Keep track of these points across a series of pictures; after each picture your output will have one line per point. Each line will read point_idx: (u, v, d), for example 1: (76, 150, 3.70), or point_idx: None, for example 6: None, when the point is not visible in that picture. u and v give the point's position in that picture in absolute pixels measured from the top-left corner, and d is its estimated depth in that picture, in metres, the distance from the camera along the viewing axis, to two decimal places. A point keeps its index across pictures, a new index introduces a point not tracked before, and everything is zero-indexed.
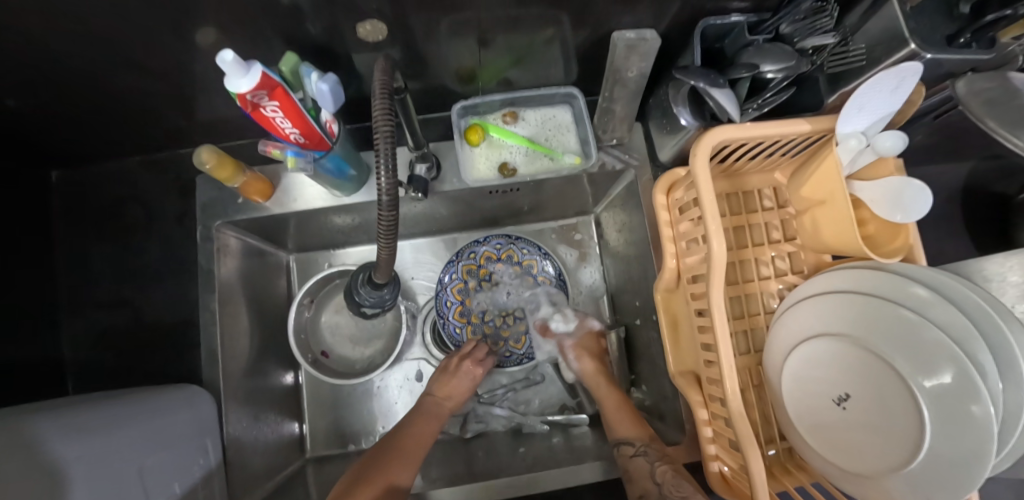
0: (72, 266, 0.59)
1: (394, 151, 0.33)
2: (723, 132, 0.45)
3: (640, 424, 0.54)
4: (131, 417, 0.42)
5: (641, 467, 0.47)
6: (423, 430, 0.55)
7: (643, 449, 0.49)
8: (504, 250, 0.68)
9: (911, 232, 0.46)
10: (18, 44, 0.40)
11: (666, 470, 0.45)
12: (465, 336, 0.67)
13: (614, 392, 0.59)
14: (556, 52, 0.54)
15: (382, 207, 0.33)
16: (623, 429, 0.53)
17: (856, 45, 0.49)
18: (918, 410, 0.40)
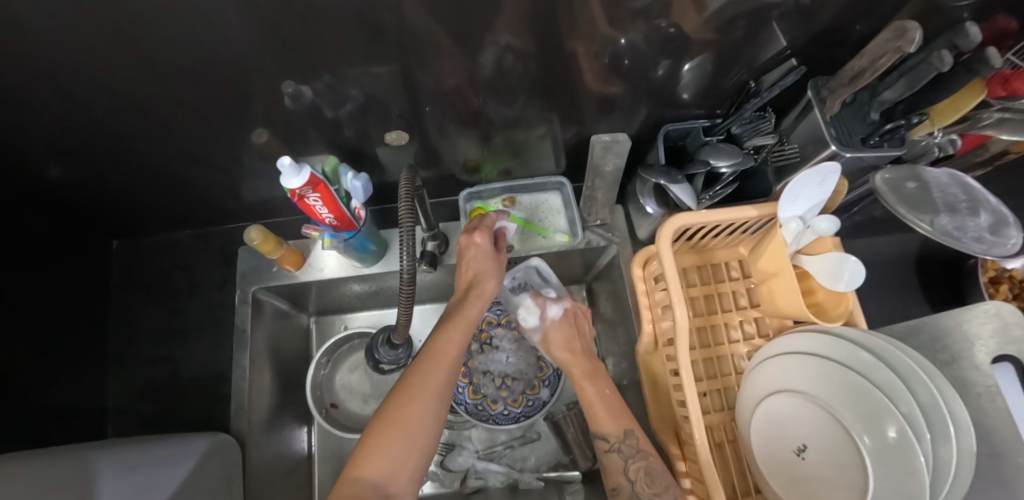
0: (123, 325, 0.68)
1: (414, 236, 0.41)
2: (684, 218, 0.55)
3: (621, 414, 0.54)
4: (169, 465, 0.50)
5: (616, 464, 0.51)
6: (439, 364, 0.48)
7: (618, 445, 0.52)
8: (504, 315, 0.75)
9: (848, 301, 0.55)
10: (117, 139, 0.53)
11: (638, 468, 0.50)
12: (466, 395, 0.70)
13: (591, 379, 0.58)
14: (544, 148, 0.65)
15: (404, 280, 0.42)
16: (601, 421, 0.54)
17: (792, 145, 0.61)
18: (864, 461, 0.46)
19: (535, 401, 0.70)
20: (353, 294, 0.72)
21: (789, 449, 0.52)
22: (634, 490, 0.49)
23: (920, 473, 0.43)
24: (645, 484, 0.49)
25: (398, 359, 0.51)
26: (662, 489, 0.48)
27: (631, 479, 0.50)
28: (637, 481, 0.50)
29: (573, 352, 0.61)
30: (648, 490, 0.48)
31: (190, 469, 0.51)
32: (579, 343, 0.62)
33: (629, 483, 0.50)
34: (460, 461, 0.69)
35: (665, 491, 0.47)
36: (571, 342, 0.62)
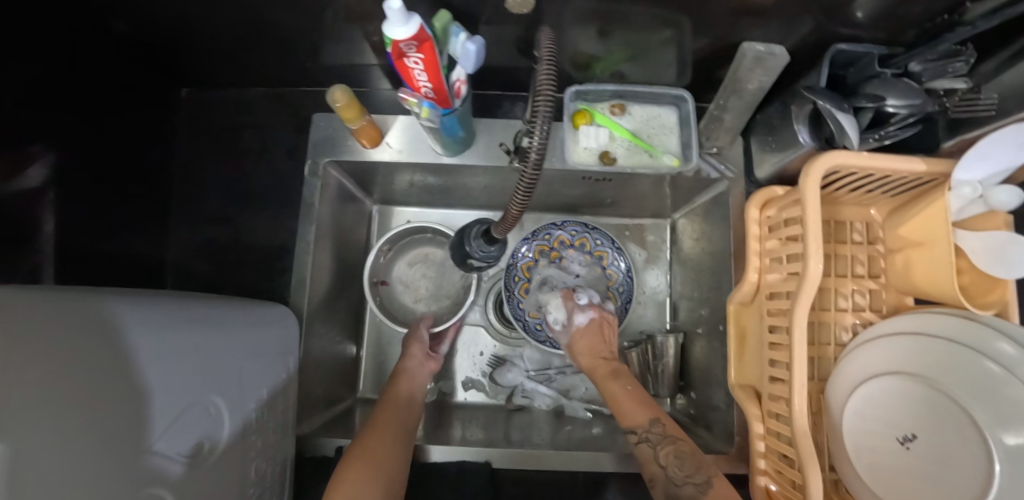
0: (186, 179, 0.65)
1: (550, 117, 0.33)
2: (838, 158, 0.45)
3: (645, 407, 0.54)
4: (217, 322, 0.42)
5: (646, 455, 0.50)
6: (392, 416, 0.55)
7: (646, 434, 0.51)
8: (579, 237, 0.71)
9: (1009, 290, 0.45)
10: None
11: (667, 452, 0.49)
12: (529, 311, 0.69)
13: (618, 380, 0.58)
14: (671, 56, 0.54)
15: (527, 167, 0.35)
16: (628, 415, 0.54)
17: (989, 94, 0.46)
18: (988, 464, 0.40)
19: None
20: (421, 185, 0.67)
21: (893, 435, 0.47)
22: (668, 477, 0.47)
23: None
24: (677, 468, 0.47)
25: (490, 256, 0.44)
26: (694, 471, 0.47)
27: (664, 464, 0.48)
28: (669, 467, 0.48)
29: (596, 354, 0.62)
30: (682, 473, 0.47)
31: (256, 335, 0.48)
32: (605, 350, 0.62)
33: (662, 470, 0.48)
34: (510, 378, 0.69)
35: (698, 472, 0.46)
36: (599, 345, 0.62)
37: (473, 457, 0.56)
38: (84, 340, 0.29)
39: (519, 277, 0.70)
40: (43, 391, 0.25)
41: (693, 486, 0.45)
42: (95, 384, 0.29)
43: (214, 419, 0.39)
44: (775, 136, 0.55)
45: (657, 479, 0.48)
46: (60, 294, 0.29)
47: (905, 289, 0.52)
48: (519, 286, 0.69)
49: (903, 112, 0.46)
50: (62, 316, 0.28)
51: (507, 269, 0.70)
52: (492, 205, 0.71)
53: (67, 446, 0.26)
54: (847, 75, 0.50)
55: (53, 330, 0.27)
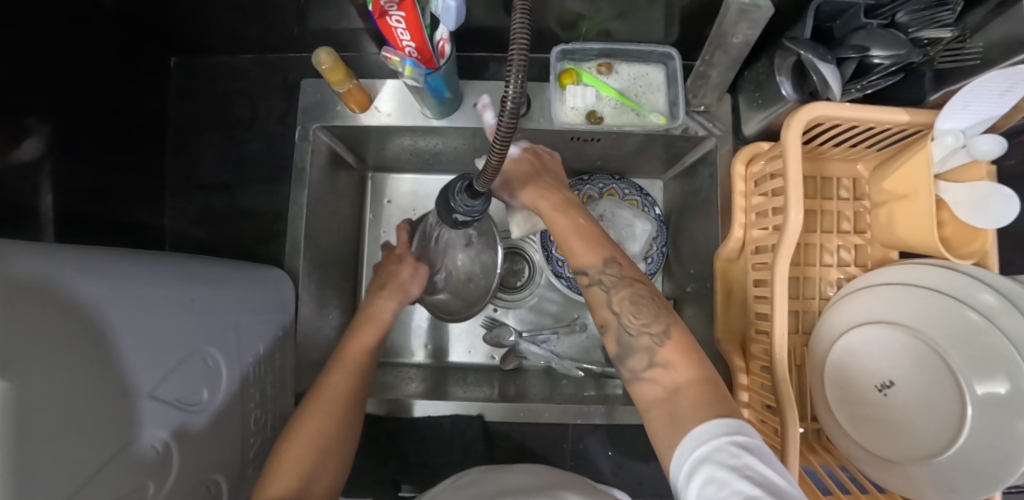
0: (178, 147, 0.66)
1: (527, 68, 0.32)
2: (823, 109, 0.45)
3: (600, 243, 0.49)
4: (177, 278, 0.39)
5: (598, 296, 0.47)
6: (353, 355, 0.52)
7: (598, 276, 0.47)
8: (583, 193, 0.70)
9: (988, 239, 0.46)
10: None
11: (622, 298, 0.46)
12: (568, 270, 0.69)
13: (568, 215, 0.51)
14: (659, 12, 0.54)
15: (506, 113, 0.33)
16: (578, 254, 0.49)
17: (973, 45, 0.46)
18: (961, 411, 0.43)
19: None
20: (413, 150, 0.67)
21: (872, 382, 0.48)
22: (623, 324, 0.45)
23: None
24: (632, 314, 0.45)
25: (474, 212, 0.43)
26: (651, 320, 0.44)
27: (617, 311, 0.46)
28: (624, 313, 0.45)
29: (540, 186, 0.53)
30: (637, 323, 0.44)
31: (228, 291, 0.45)
32: (546, 178, 0.55)
33: (617, 317, 0.46)
34: (507, 337, 0.70)
35: (654, 321, 0.43)
36: (534, 175, 0.55)
37: (467, 411, 0.58)
38: (85, 290, 0.29)
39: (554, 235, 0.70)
40: (53, 330, 0.26)
41: (649, 337, 0.43)
42: (94, 332, 0.29)
43: (208, 371, 0.41)
44: (761, 92, 0.55)
45: (608, 325, 0.46)
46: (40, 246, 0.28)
47: (889, 243, 0.53)
48: (557, 243, 0.69)
49: (887, 62, 0.46)
50: (21, 265, 0.26)
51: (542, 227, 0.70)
52: None
53: (73, 383, 0.27)
54: (834, 27, 0.50)
55: (31, 279, 0.26)
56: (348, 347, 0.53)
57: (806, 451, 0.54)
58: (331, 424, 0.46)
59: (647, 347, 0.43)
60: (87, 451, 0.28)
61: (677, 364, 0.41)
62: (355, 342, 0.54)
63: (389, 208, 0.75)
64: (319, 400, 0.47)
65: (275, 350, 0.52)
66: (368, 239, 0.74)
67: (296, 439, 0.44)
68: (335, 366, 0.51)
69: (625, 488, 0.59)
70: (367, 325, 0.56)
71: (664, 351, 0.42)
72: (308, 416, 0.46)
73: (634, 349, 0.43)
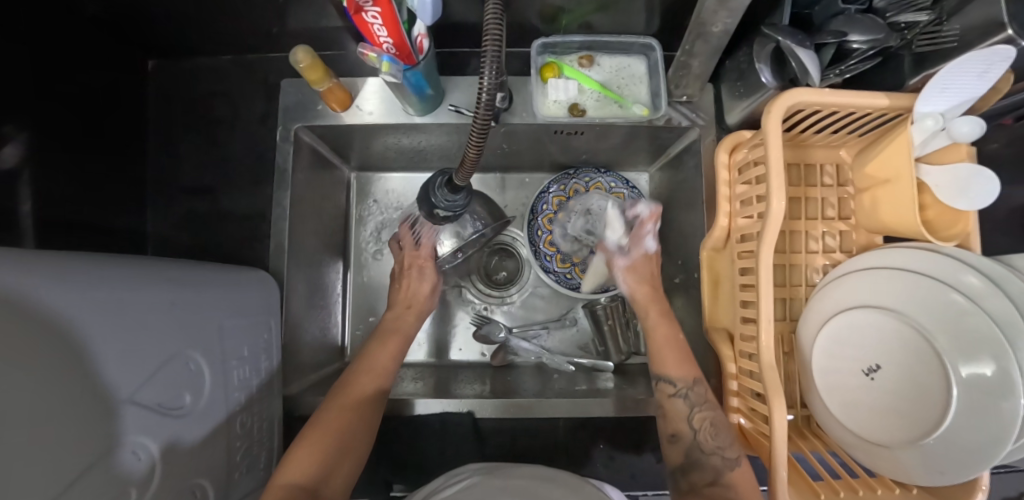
0: (158, 150, 0.65)
1: (501, 59, 0.33)
2: (803, 96, 0.45)
3: (689, 363, 0.54)
4: (157, 282, 0.39)
5: (679, 409, 0.51)
6: (381, 362, 0.55)
7: (685, 391, 0.51)
8: (569, 188, 0.71)
9: (970, 221, 0.46)
10: None
11: (702, 418, 0.49)
12: (556, 265, 0.70)
13: (666, 320, 0.58)
14: (640, 2, 0.53)
15: (480, 106, 0.34)
16: (669, 364, 0.54)
17: (951, 27, 0.45)
18: (947, 393, 0.43)
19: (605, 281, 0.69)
20: (398, 148, 0.67)
21: (858, 366, 0.48)
22: (697, 440, 0.48)
23: (1014, 415, 0.39)
24: (710, 434, 0.48)
25: (455, 207, 0.43)
26: (726, 443, 0.47)
27: (696, 427, 0.49)
28: (701, 431, 0.49)
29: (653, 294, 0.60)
30: (712, 442, 0.48)
31: (210, 294, 0.44)
32: (656, 294, 0.61)
33: (692, 432, 0.49)
34: (497, 334, 0.69)
35: (731, 447, 0.47)
36: (654, 275, 0.62)
37: (457, 408, 0.57)
38: (59, 296, 0.29)
39: (541, 231, 0.71)
40: (27, 335, 0.26)
41: (721, 457, 0.46)
42: (68, 335, 0.28)
43: (190, 375, 0.40)
44: (743, 80, 0.55)
45: (682, 435, 0.49)
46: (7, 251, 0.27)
47: (873, 228, 0.53)
48: (543, 239, 0.69)
49: (865, 47, 0.46)
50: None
51: (529, 223, 0.70)
52: (505, 164, 0.72)
53: (48, 388, 0.26)
54: (813, 14, 0.50)
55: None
56: (373, 352, 0.56)
57: (796, 437, 0.54)
58: (353, 423, 0.47)
59: (715, 467, 0.46)
60: (68, 457, 0.27)
61: (741, 488, 0.44)
62: (382, 350, 0.56)
63: (376, 208, 0.75)
64: (343, 398, 0.49)
65: (261, 352, 0.52)
66: (355, 239, 0.74)
67: (313, 433, 0.45)
68: (359, 368, 0.53)
69: (618, 480, 0.58)
70: (394, 333, 0.58)
71: (733, 473, 0.45)
72: (330, 411, 0.48)
73: (701, 465, 0.47)
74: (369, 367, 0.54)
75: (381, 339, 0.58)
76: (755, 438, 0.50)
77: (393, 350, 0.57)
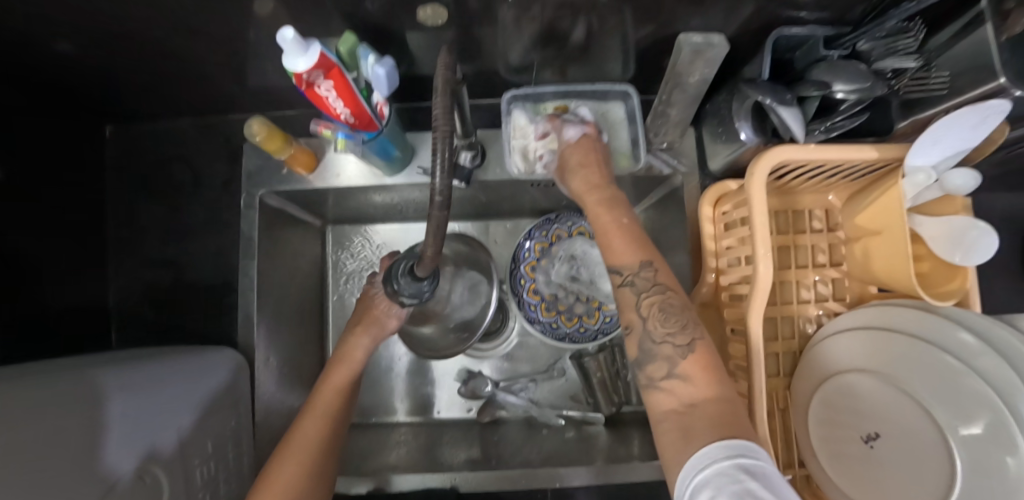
0: (120, 222, 0.62)
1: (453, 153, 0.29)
2: (784, 153, 0.42)
3: (638, 243, 0.44)
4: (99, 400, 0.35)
5: (628, 299, 0.42)
6: (325, 399, 0.49)
7: (632, 278, 0.42)
8: (551, 234, 0.68)
9: (969, 276, 0.43)
10: (84, 11, 0.40)
11: (652, 302, 0.40)
12: (540, 314, 0.67)
13: (609, 205, 0.47)
14: (613, 49, 0.51)
15: (434, 206, 0.30)
16: (615, 252, 0.44)
17: (939, 73, 0.43)
18: (950, 461, 0.40)
19: (592, 330, 0.67)
20: (372, 204, 0.64)
21: (856, 433, 0.45)
22: (648, 328, 0.40)
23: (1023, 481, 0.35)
24: (658, 322, 0.40)
25: (421, 293, 0.40)
26: (677, 329, 0.39)
27: (646, 315, 0.40)
28: (651, 318, 0.40)
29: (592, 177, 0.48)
30: (662, 329, 0.39)
31: (164, 396, 0.42)
32: (599, 171, 0.49)
33: (643, 320, 0.40)
34: (484, 388, 0.67)
35: (683, 331, 0.39)
36: (593, 165, 0.49)
37: (440, 483, 0.55)
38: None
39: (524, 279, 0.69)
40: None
41: (673, 345, 0.38)
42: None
43: (152, 486, 0.36)
44: (724, 127, 0.52)
45: (632, 327, 0.41)
46: None
47: (866, 279, 0.50)
48: (526, 289, 0.67)
49: (852, 96, 0.43)
50: None
51: (511, 272, 0.68)
52: (484, 211, 0.70)
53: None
54: (795, 59, 0.48)
55: None
56: (319, 388, 0.50)
57: None
58: (300, 480, 0.43)
59: (667, 357, 0.38)
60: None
61: (697, 379, 0.36)
62: (326, 386, 0.49)
63: (353, 261, 0.72)
64: (291, 450, 0.44)
65: (230, 438, 0.49)
66: (332, 296, 0.71)
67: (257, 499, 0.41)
68: (306, 412, 0.48)
69: None
70: (343, 358, 0.51)
71: (686, 363, 0.37)
72: (278, 466, 0.43)
73: (653, 355, 0.39)
74: (315, 404, 0.48)
75: (329, 370, 0.51)
76: None
77: (341, 377, 0.50)
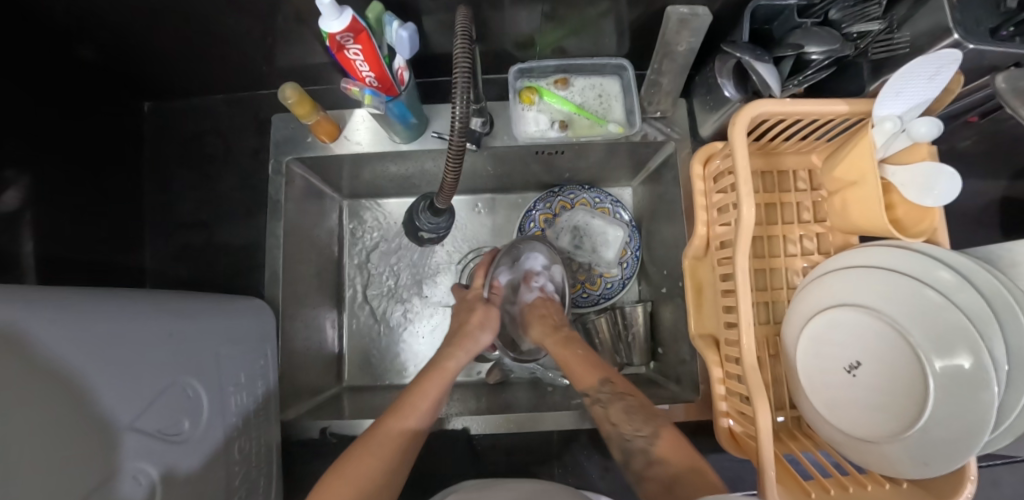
0: (155, 188, 0.67)
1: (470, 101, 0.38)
2: (763, 107, 0.47)
3: (595, 366, 0.57)
4: (155, 315, 0.40)
5: (601, 414, 0.53)
6: (417, 400, 0.52)
7: (598, 394, 0.54)
8: (555, 205, 0.74)
9: (936, 217, 0.47)
10: None
11: (618, 410, 0.52)
12: None
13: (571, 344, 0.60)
14: (609, 27, 0.56)
15: (453, 148, 0.40)
16: (579, 376, 0.57)
17: (902, 34, 0.47)
18: (924, 385, 0.43)
19: (594, 296, 0.73)
20: (388, 175, 0.70)
21: (841, 363, 0.48)
22: (621, 434, 0.51)
23: (990, 404, 0.40)
24: (628, 423, 0.51)
25: (439, 226, 0.55)
26: (642, 425, 0.50)
27: (616, 422, 0.52)
28: (620, 421, 0.52)
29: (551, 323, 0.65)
30: (632, 428, 0.51)
31: (210, 322, 0.46)
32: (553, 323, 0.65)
33: (615, 429, 0.52)
34: (493, 352, 0.71)
35: (647, 426, 0.50)
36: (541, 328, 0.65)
37: (453, 426, 0.59)
38: (33, 342, 0.28)
39: None
40: (12, 368, 0.26)
41: (641, 439, 0.49)
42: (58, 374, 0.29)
43: (189, 401, 0.41)
44: (712, 95, 0.58)
45: (611, 435, 0.52)
46: (23, 292, 0.30)
47: (848, 229, 0.54)
48: None
49: (823, 57, 0.48)
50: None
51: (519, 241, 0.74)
52: (491, 185, 0.74)
53: (36, 410, 0.27)
54: (772, 28, 0.52)
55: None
56: (415, 390, 0.54)
57: (786, 437, 0.55)
58: (382, 467, 0.46)
59: (641, 449, 0.49)
60: (65, 483, 0.27)
61: (669, 460, 0.47)
62: (418, 388, 0.54)
63: (369, 231, 0.77)
64: (378, 437, 0.48)
65: (258, 378, 0.53)
66: (348, 263, 0.76)
67: (339, 477, 0.44)
68: (395, 408, 0.51)
69: (613, 491, 0.58)
70: (443, 370, 0.58)
71: (657, 450, 0.48)
72: (362, 450, 0.47)
73: (632, 452, 0.49)
74: (403, 405, 0.52)
75: (424, 375, 0.57)
76: (744, 438, 0.50)
77: (437, 383, 0.55)
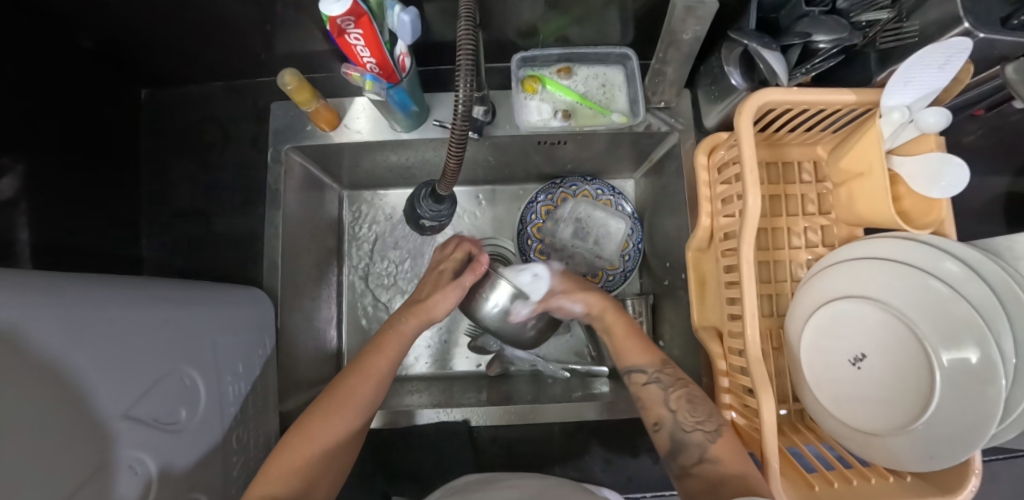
0: (153, 175, 0.66)
1: (473, 88, 0.37)
2: (770, 96, 0.46)
3: (645, 345, 0.56)
4: (153, 302, 0.40)
5: (655, 396, 0.52)
6: (375, 364, 0.51)
7: (655, 376, 0.53)
8: (556, 197, 0.73)
9: (943, 209, 0.47)
10: None
11: (678, 397, 0.51)
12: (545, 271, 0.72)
13: (615, 316, 0.59)
14: (614, 15, 0.55)
15: (454, 140, 0.40)
16: (630, 355, 0.56)
17: (912, 24, 0.46)
18: (930, 378, 0.43)
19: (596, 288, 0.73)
20: (388, 165, 0.69)
21: (844, 356, 0.48)
22: (677, 421, 0.50)
23: (998, 398, 0.39)
24: (688, 413, 0.50)
25: (441, 213, 0.54)
26: (705, 418, 0.49)
27: (673, 409, 0.51)
28: (680, 411, 0.50)
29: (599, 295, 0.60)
30: (692, 420, 0.49)
31: (207, 311, 0.45)
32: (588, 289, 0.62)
33: (671, 414, 0.51)
34: (492, 345, 0.68)
35: (708, 420, 0.49)
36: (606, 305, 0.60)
37: (451, 418, 0.59)
38: (45, 322, 0.28)
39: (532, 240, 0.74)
40: (16, 348, 0.26)
41: (702, 431, 0.48)
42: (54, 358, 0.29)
43: (187, 390, 0.40)
44: (717, 86, 0.57)
45: (663, 421, 0.51)
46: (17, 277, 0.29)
47: (853, 221, 0.54)
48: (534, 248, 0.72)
49: (830, 46, 0.47)
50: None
51: (519, 233, 0.73)
52: (492, 176, 0.74)
53: (38, 392, 0.27)
54: (780, 18, 0.52)
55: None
56: (373, 351, 0.53)
57: (789, 430, 0.55)
58: (343, 431, 0.48)
59: (699, 442, 0.48)
60: (60, 470, 0.27)
61: (725, 459, 0.46)
62: (377, 351, 0.52)
63: (368, 222, 0.76)
64: (338, 399, 0.49)
65: (257, 368, 0.52)
66: (347, 254, 0.75)
67: (296, 439, 0.46)
68: (356, 369, 0.51)
69: (614, 484, 0.58)
70: (397, 334, 0.54)
71: (716, 446, 0.47)
72: (319, 412, 0.48)
73: (687, 443, 0.49)
74: (362, 367, 0.51)
75: (381, 337, 0.54)
76: (747, 430, 0.50)
77: (391, 354, 0.53)
